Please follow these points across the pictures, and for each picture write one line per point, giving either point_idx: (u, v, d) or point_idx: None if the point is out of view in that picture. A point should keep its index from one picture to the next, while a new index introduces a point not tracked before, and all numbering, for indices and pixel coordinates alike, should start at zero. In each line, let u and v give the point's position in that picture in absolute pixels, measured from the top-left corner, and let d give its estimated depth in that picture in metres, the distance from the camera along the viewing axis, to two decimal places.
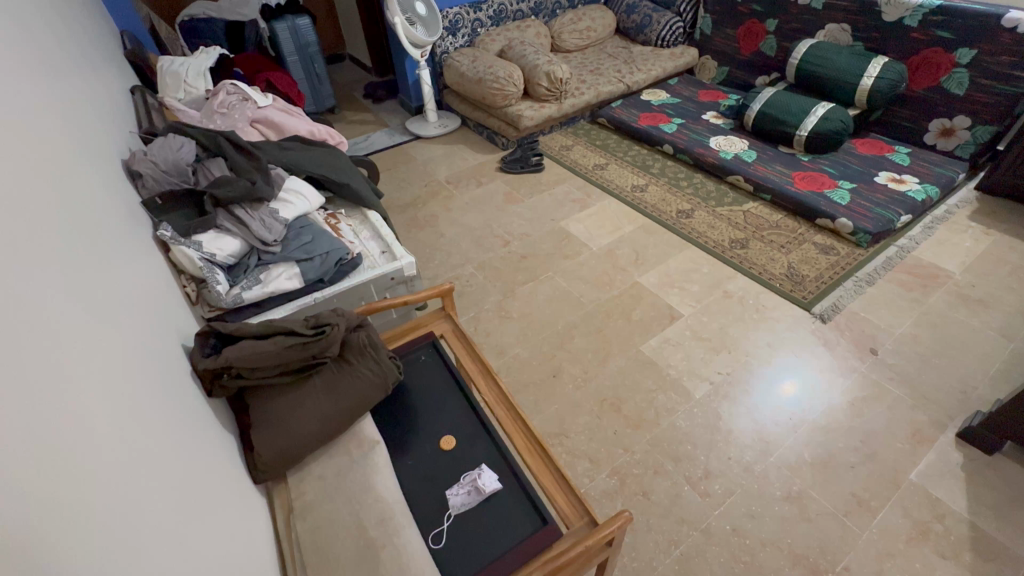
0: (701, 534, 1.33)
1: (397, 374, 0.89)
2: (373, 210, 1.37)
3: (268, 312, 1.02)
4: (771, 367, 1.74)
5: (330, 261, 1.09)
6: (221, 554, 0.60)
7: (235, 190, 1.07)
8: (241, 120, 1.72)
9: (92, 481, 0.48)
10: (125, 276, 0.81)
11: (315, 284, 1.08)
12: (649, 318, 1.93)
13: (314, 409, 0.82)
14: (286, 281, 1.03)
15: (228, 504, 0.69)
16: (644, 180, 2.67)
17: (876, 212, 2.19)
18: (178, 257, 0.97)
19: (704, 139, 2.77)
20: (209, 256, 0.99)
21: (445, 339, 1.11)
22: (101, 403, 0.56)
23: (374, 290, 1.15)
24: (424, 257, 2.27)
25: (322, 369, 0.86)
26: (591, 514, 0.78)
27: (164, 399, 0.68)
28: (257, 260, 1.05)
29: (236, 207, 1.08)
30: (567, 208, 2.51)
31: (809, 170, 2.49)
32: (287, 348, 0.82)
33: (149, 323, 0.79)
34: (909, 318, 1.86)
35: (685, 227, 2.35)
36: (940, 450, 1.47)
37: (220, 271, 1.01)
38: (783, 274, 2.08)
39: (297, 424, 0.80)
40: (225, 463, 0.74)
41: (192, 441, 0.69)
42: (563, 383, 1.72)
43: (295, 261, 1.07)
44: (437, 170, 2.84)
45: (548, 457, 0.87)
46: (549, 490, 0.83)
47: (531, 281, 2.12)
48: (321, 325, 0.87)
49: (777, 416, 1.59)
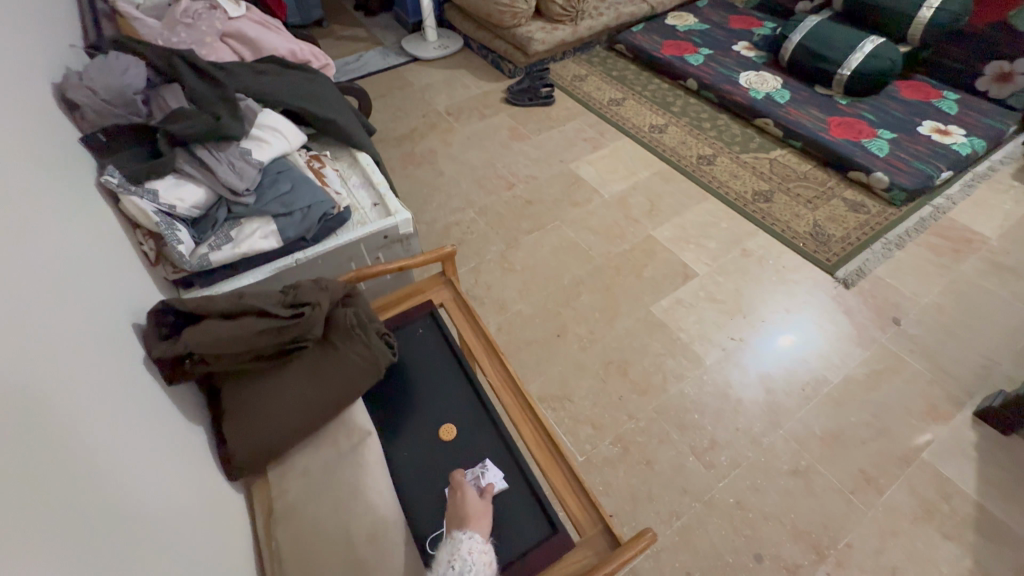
0: (703, 506, 1.30)
1: (389, 358, 0.77)
2: (363, 152, 1.20)
3: (242, 278, 0.90)
4: (770, 319, 1.69)
5: (312, 217, 0.94)
6: (190, 547, 0.54)
7: (196, 129, 0.91)
8: (210, 34, 1.47)
9: (47, 472, 0.42)
10: (85, 236, 0.70)
11: (296, 242, 0.94)
12: (661, 276, 1.81)
13: (293, 401, 0.71)
14: (260, 241, 0.90)
15: (197, 496, 0.61)
16: (664, 119, 2.43)
17: (915, 167, 2.01)
18: (129, 209, 0.82)
19: (733, 74, 2.50)
20: (167, 208, 0.84)
21: (445, 309, 1.00)
22: (91, 394, 0.52)
23: (364, 250, 1.02)
24: (421, 199, 2.09)
25: (302, 354, 0.74)
26: (607, 525, 0.72)
27: (116, 373, 0.59)
28: (226, 213, 0.91)
29: (199, 148, 0.92)
30: (578, 148, 2.30)
31: (846, 116, 2.25)
32: (259, 334, 0.70)
33: (99, 294, 0.67)
34: (937, 286, 1.75)
35: (705, 175, 2.16)
36: (954, 428, 1.42)
37: (183, 226, 0.87)
38: (807, 232, 1.93)
39: (275, 418, 0.70)
40: (194, 453, 0.65)
41: (151, 421, 0.60)
42: (567, 343, 1.63)
43: (272, 216, 0.93)
44: (436, 98, 2.58)
45: (560, 452, 0.80)
46: (560, 490, 0.77)
47: (536, 229, 1.96)
48: (300, 304, 0.74)
49: (785, 377, 1.54)
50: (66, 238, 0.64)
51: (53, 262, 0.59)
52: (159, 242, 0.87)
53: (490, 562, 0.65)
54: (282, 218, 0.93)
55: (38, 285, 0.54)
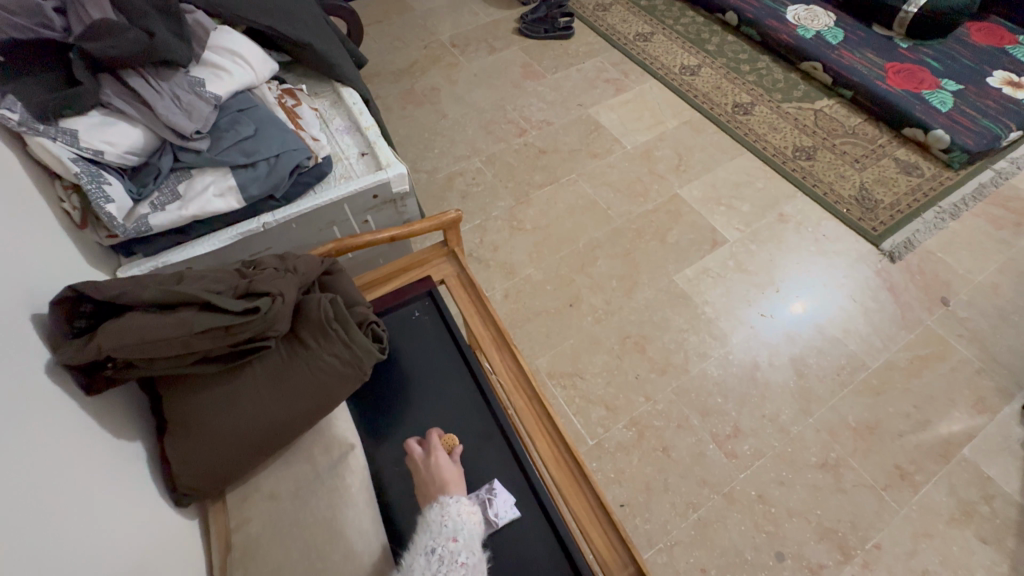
0: (723, 499, 1.20)
1: (376, 359, 0.61)
2: (349, 88, 0.99)
3: (195, 245, 0.75)
4: (786, 283, 1.55)
5: (282, 170, 0.77)
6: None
7: (122, 47, 0.69)
8: None
9: None
10: None
11: (262, 200, 0.77)
12: (687, 242, 1.63)
13: (253, 417, 0.56)
14: (216, 200, 0.74)
15: (101, 526, 0.46)
16: (697, 59, 2.14)
17: (982, 125, 1.77)
18: (39, 154, 0.64)
19: (780, 8, 2.18)
20: (92, 154, 0.67)
21: (446, 287, 0.84)
22: None
23: (349, 213, 0.85)
24: (421, 144, 1.86)
25: (265, 356, 0.58)
26: (639, 564, 0.60)
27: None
28: (173, 163, 0.74)
29: (134, 74, 0.72)
30: (599, 90, 2.04)
31: (906, 62, 1.97)
32: (207, 335, 0.53)
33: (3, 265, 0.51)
34: (994, 264, 1.57)
35: (741, 126, 1.92)
36: (1000, 423, 1.30)
37: (116, 177, 0.70)
38: (852, 196, 1.72)
39: (230, 438, 0.56)
40: (104, 474, 0.50)
41: (29, 431, 0.44)
42: (580, 315, 1.48)
43: (230, 167, 0.75)
44: (439, 26, 2.27)
45: (583, 472, 0.67)
46: (582, 520, 0.64)
47: (550, 184, 1.76)
48: (259, 293, 0.57)
49: (808, 355, 1.41)
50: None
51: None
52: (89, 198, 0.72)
53: (478, 517, 0.60)
54: (243, 170, 0.76)
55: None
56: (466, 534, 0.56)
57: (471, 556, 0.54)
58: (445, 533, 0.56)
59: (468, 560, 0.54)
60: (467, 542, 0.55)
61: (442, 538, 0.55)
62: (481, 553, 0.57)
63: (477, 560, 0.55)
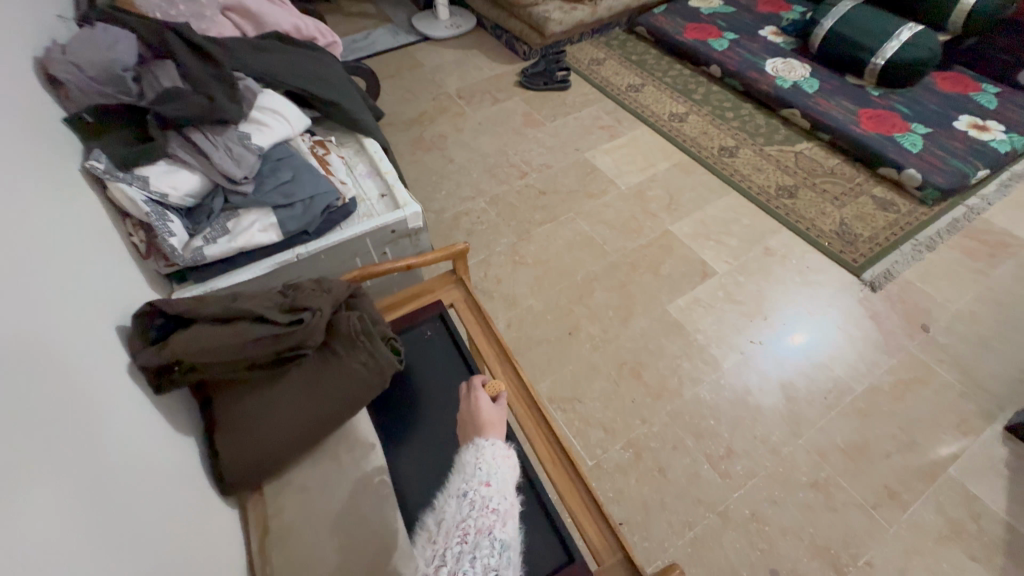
0: (718, 517, 1.25)
1: (396, 366, 0.71)
2: (371, 138, 1.13)
3: (239, 272, 0.86)
4: (780, 315, 1.63)
5: (316, 209, 0.89)
6: (150, 562, 0.48)
7: (187, 109, 0.84)
8: (210, 5, 1.36)
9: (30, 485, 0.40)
10: (63, 221, 0.65)
11: (297, 235, 0.89)
12: (679, 274, 1.73)
13: (290, 415, 0.66)
14: (260, 235, 0.85)
15: (167, 503, 0.55)
16: (685, 107, 2.32)
17: (951, 164, 1.90)
18: (116, 197, 0.76)
19: (759, 61, 2.38)
20: (158, 197, 0.79)
21: (455, 310, 0.95)
22: (73, 395, 0.50)
23: (370, 245, 0.97)
24: (430, 186, 2.01)
25: (301, 363, 0.68)
26: (627, 551, 0.67)
27: (86, 373, 0.54)
28: (223, 203, 0.86)
29: (194, 130, 0.86)
30: (594, 136, 2.20)
31: (878, 108, 2.14)
32: (253, 343, 0.64)
33: (90, 288, 0.63)
34: (971, 292, 1.66)
35: (727, 168, 2.06)
36: (984, 444, 1.36)
37: (176, 216, 0.82)
38: (833, 231, 1.84)
39: (269, 434, 0.65)
40: (170, 463, 0.60)
41: (114, 421, 0.54)
42: (579, 343, 1.57)
43: (271, 206, 0.87)
44: (447, 80, 2.48)
45: (576, 472, 0.75)
46: (577, 514, 0.71)
47: (549, 222, 1.89)
48: (299, 309, 0.68)
49: (797, 380, 1.49)
50: (25, 215, 0.58)
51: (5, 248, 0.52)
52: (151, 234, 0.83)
53: (514, 461, 0.68)
54: (282, 209, 0.88)
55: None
56: (499, 480, 0.65)
57: (502, 501, 0.63)
58: (482, 475, 0.65)
59: (497, 505, 0.62)
60: (499, 486, 0.64)
61: (478, 480, 0.64)
62: (515, 494, 0.65)
63: (507, 503, 0.63)
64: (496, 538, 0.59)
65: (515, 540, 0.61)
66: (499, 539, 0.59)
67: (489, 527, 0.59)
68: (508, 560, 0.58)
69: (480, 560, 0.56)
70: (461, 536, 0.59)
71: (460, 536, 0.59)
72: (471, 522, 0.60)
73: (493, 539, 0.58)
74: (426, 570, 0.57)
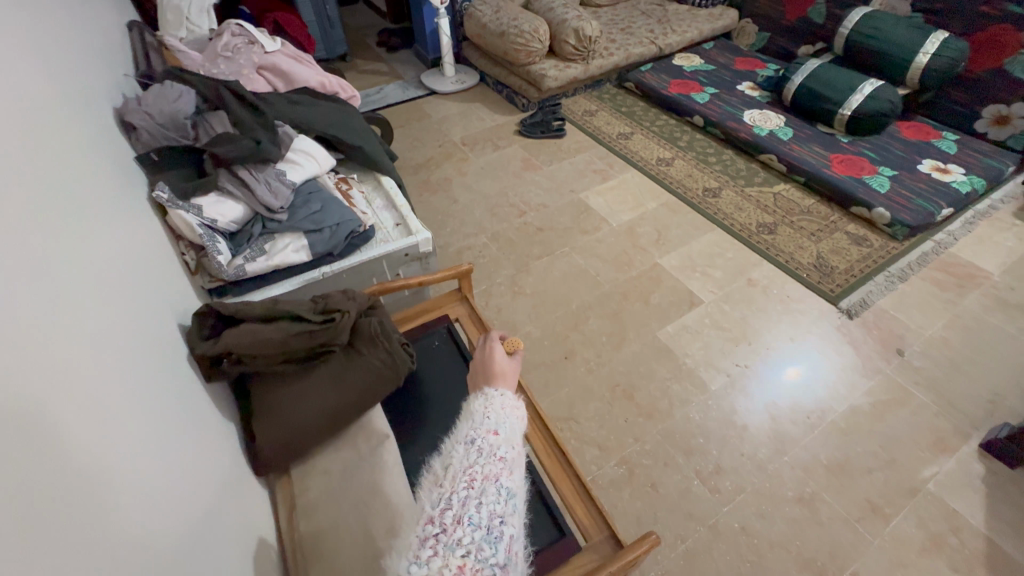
0: (708, 531, 1.31)
1: (409, 365, 0.85)
2: (388, 177, 1.30)
3: (270, 288, 1.00)
4: (784, 354, 1.69)
5: (340, 234, 1.04)
6: (194, 545, 0.56)
7: (238, 151, 1.03)
8: (247, 65, 1.60)
9: (111, 473, 0.50)
10: (112, 248, 0.76)
11: (324, 256, 1.05)
12: (668, 303, 1.85)
13: (318, 401, 0.77)
14: (292, 255, 1.01)
15: (204, 495, 0.64)
16: (671, 153, 2.52)
17: (917, 204, 2.05)
18: (175, 222, 0.92)
19: (738, 112, 2.60)
20: (209, 222, 0.95)
21: (460, 323, 1.09)
22: (135, 402, 0.60)
23: (386, 266, 1.13)
24: (435, 223, 2.17)
25: (329, 359, 0.82)
26: (612, 529, 0.77)
27: (141, 382, 0.63)
28: (261, 228, 1.01)
29: (239, 167, 1.03)
30: (588, 179, 2.38)
31: (848, 153, 2.33)
32: (293, 336, 0.80)
33: (134, 303, 0.73)
34: (942, 319, 1.76)
35: (711, 207, 2.23)
36: (961, 461, 1.42)
37: (222, 238, 0.97)
38: (811, 264, 1.97)
39: (298, 417, 0.76)
40: (206, 461, 0.68)
41: (164, 424, 0.63)
42: (575, 366, 1.67)
43: (303, 232, 1.03)
44: (452, 129, 2.70)
45: (566, 459, 0.86)
46: (567, 497, 0.82)
47: (546, 255, 2.03)
48: (331, 312, 0.85)
49: (792, 413, 1.54)
50: (76, 238, 0.67)
51: (77, 272, 0.63)
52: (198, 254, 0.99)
53: (521, 414, 0.69)
54: (313, 234, 1.03)
55: (39, 281, 0.55)
56: (507, 430, 0.63)
57: (510, 450, 0.60)
58: (490, 424, 0.63)
59: (505, 453, 0.59)
60: (506, 436, 0.62)
61: (486, 429, 0.62)
62: (521, 447, 0.63)
63: (515, 454, 0.60)
64: (505, 484, 0.55)
65: (521, 491, 0.57)
66: (507, 486, 0.55)
67: (497, 473, 0.55)
68: (514, 509, 0.54)
69: (488, 504, 0.52)
70: (468, 480, 0.54)
71: (467, 481, 0.54)
72: (479, 468, 0.56)
73: (500, 486, 0.54)
74: (429, 514, 0.51)
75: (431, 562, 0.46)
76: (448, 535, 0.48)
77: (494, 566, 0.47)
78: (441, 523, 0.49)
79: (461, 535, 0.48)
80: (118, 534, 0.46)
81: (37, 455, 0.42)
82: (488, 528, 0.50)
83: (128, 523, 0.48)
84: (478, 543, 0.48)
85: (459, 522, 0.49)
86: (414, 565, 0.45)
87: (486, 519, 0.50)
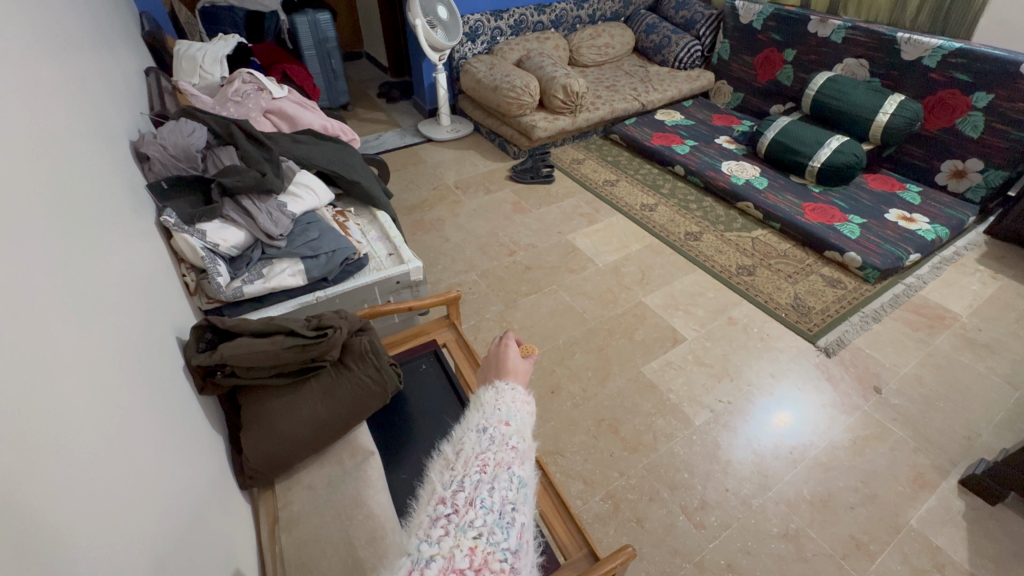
0: (694, 567, 1.30)
1: (395, 382, 0.99)
2: (382, 210, 1.57)
3: (269, 310, 1.21)
4: (769, 398, 1.70)
5: (336, 260, 1.28)
6: (177, 559, 0.60)
7: (244, 181, 1.25)
8: (254, 109, 1.71)
9: (114, 487, 0.54)
10: (120, 272, 0.81)
11: (319, 281, 1.27)
12: (652, 339, 1.90)
13: (308, 412, 0.92)
14: (289, 278, 1.22)
15: (186, 512, 0.67)
16: (655, 200, 2.65)
17: (885, 249, 2.15)
18: (181, 243, 1.13)
19: (716, 163, 2.76)
20: (212, 246, 1.16)
21: (446, 348, 1.24)
22: (135, 420, 0.64)
23: (378, 292, 1.36)
24: (427, 261, 2.23)
25: (321, 374, 0.97)
26: (591, 547, 0.86)
27: (141, 402, 0.68)
28: (260, 254, 1.24)
29: (244, 198, 1.26)
30: (575, 222, 2.49)
31: (820, 203, 2.46)
32: (286, 350, 0.94)
33: (136, 326, 0.78)
34: (916, 358, 1.82)
35: (693, 250, 2.32)
36: (941, 496, 1.44)
37: (222, 261, 1.18)
38: (788, 304, 2.04)
39: (288, 429, 0.89)
40: (191, 481, 0.72)
41: (159, 445, 0.67)
42: (561, 400, 1.68)
43: (300, 257, 1.25)
44: (446, 173, 2.83)
45: (546, 480, 0.96)
46: (549, 517, 0.92)
47: (534, 292, 2.09)
48: (324, 328, 0.99)
49: (776, 449, 1.56)
50: (79, 262, 0.69)
51: (96, 300, 0.68)
52: (198, 275, 1.18)
53: (530, 410, 0.70)
54: (309, 260, 1.26)
55: (46, 306, 0.56)
56: (518, 422, 0.65)
57: (521, 442, 0.61)
58: (501, 415, 0.65)
59: (517, 443, 0.61)
60: (518, 427, 0.64)
61: (497, 419, 0.64)
62: (531, 440, 0.65)
63: (526, 446, 0.62)
64: (516, 472, 0.56)
65: (531, 482, 0.59)
66: (519, 475, 0.57)
67: (509, 461, 0.57)
68: (525, 498, 0.56)
69: (500, 489, 0.54)
70: (480, 465, 0.56)
71: (479, 466, 0.56)
72: (491, 455, 0.58)
73: (512, 473, 0.56)
74: (441, 495, 0.53)
75: (442, 542, 0.48)
76: (460, 517, 0.50)
77: (505, 550, 0.49)
78: (453, 504, 0.51)
79: (473, 517, 0.50)
80: (105, 564, 0.47)
81: (19, 479, 0.41)
82: (500, 512, 0.52)
83: (100, 557, 0.46)
84: (491, 527, 0.50)
85: (471, 504, 0.52)
86: (424, 544, 0.48)
87: (499, 504, 0.52)
